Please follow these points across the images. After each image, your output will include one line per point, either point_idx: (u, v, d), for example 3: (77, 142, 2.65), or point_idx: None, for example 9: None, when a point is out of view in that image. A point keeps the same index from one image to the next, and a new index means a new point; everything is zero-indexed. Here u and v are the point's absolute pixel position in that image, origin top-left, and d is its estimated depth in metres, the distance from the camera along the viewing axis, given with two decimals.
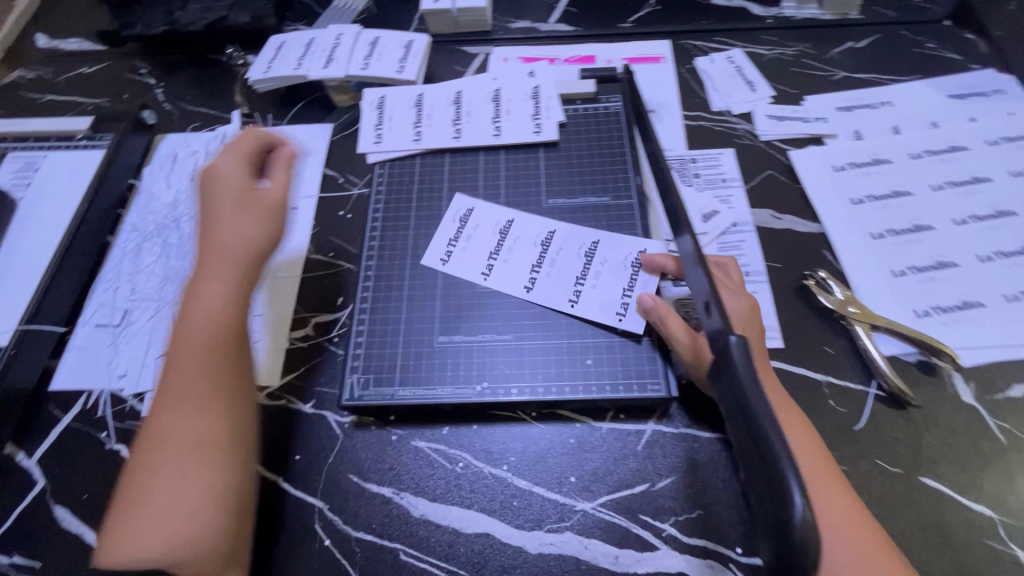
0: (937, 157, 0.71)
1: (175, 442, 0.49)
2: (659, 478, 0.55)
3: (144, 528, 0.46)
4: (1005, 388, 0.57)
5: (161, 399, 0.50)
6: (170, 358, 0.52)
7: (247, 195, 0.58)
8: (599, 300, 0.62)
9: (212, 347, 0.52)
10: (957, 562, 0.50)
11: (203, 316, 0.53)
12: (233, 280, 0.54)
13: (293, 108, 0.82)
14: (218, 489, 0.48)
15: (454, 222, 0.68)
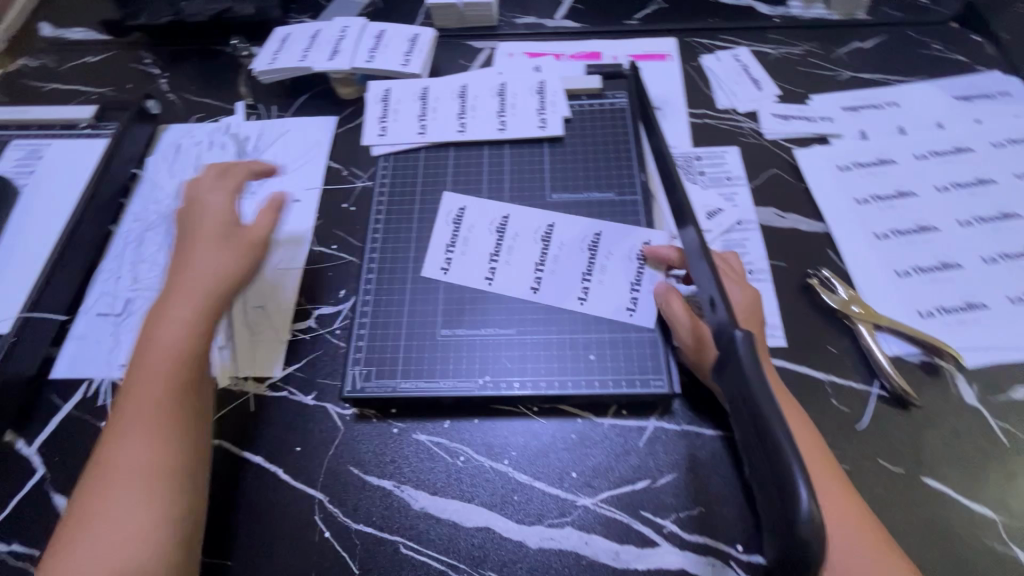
0: (942, 158, 0.71)
1: (131, 465, 0.47)
2: (660, 474, 0.55)
3: (85, 554, 0.44)
4: (1008, 389, 0.57)
5: (123, 420, 0.50)
6: (129, 383, 0.52)
7: (222, 226, 0.61)
8: (610, 296, 0.62)
9: (175, 377, 0.52)
10: (959, 562, 0.50)
11: (153, 337, 0.53)
12: (194, 309, 0.55)
13: (297, 100, 0.82)
14: (161, 525, 0.46)
15: (449, 224, 0.68)
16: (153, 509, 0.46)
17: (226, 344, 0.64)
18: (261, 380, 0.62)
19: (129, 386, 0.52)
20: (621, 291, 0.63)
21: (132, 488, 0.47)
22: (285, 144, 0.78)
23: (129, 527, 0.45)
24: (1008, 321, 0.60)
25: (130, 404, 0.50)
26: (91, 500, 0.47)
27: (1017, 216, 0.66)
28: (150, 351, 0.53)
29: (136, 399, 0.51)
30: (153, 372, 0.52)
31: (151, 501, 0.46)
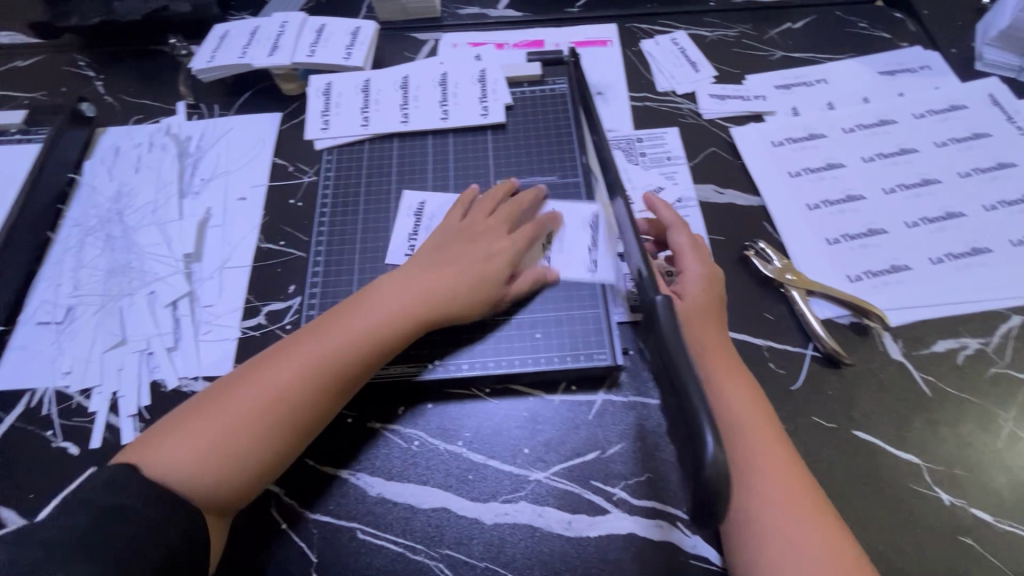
0: (868, 131, 0.74)
1: (261, 399, 0.51)
2: (609, 445, 0.57)
3: (194, 446, 0.49)
4: (931, 344, 0.60)
5: (300, 358, 0.53)
6: (358, 323, 0.56)
7: (493, 273, 0.59)
8: (571, 260, 0.64)
9: (379, 337, 0.55)
10: (887, 506, 0.53)
11: (396, 311, 0.56)
12: (459, 289, 0.58)
13: (240, 98, 0.81)
14: (267, 464, 0.51)
15: (409, 216, 0.68)
16: (268, 450, 0.50)
17: (174, 345, 0.63)
18: (212, 378, 0.61)
19: (334, 326, 0.55)
20: (581, 255, 0.65)
21: (248, 423, 0.50)
22: (229, 142, 0.77)
23: (239, 456, 0.49)
24: (930, 280, 0.64)
25: (330, 349, 0.53)
26: (206, 411, 0.51)
27: (937, 181, 0.70)
28: (386, 326, 0.55)
29: (363, 360, 0.54)
30: (368, 341, 0.54)
31: (266, 444, 0.50)
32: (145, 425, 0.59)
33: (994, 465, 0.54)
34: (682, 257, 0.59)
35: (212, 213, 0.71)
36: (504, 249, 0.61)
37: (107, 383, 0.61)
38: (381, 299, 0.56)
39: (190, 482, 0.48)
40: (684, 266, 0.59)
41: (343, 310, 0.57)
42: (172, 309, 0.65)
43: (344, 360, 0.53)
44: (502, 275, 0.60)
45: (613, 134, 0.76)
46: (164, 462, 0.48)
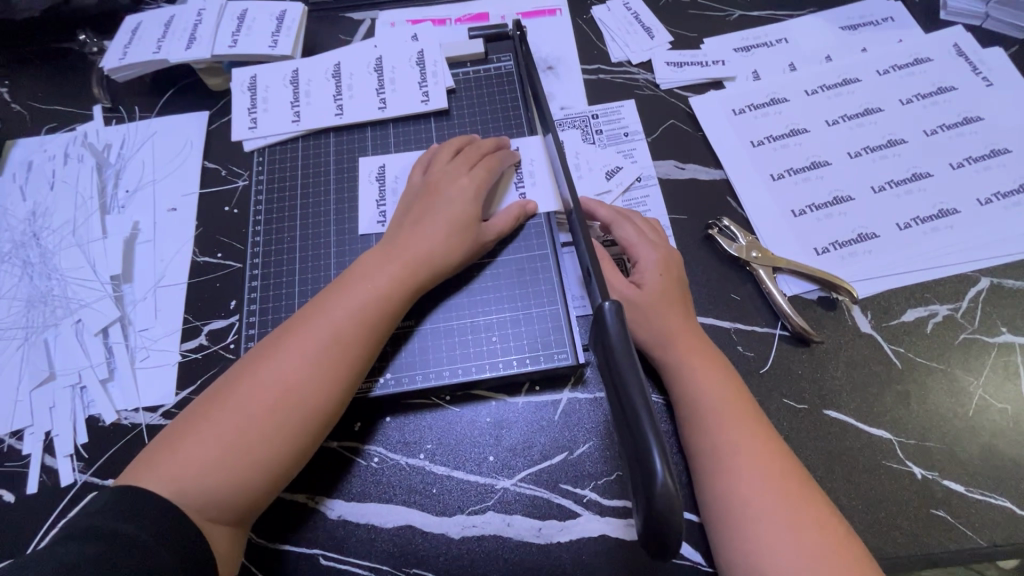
0: (832, 92, 0.71)
1: (266, 396, 0.47)
2: (577, 444, 0.55)
3: (191, 460, 0.44)
4: (900, 314, 0.59)
5: (298, 346, 0.48)
6: (344, 304, 0.51)
7: (463, 215, 0.57)
8: (545, 198, 0.63)
9: (372, 317, 0.51)
10: (861, 486, 0.52)
11: (388, 288, 0.52)
12: (443, 250, 0.55)
13: (162, 97, 0.74)
14: (286, 462, 0.47)
15: (374, 180, 0.65)
16: (283, 448, 0.47)
17: (108, 375, 0.59)
18: (153, 409, 0.57)
19: (324, 312, 0.51)
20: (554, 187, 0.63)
21: (256, 424, 0.46)
22: (153, 147, 0.71)
23: (254, 458, 0.46)
24: (898, 247, 0.61)
25: (327, 335, 0.49)
26: (207, 417, 0.46)
27: (904, 141, 0.67)
28: (380, 304, 0.52)
29: (364, 341, 0.50)
30: (364, 322, 0.51)
31: (280, 442, 0.46)
32: (84, 464, 0.55)
33: (966, 434, 0.53)
34: (635, 247, 0.58)
35: (140, 227, 0.66)
36: (467, 191, 0.58)
37: (39, 423, 0.57)
38: (370, 279, 0.52)
39: (205, 495, 0.44)
40: (637, 256, 0.57)
41: (330, 294, 0.52)
42: (104, 337, 0.61)
43: (343, 345, 0.49)
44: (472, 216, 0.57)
45: (567, 112, 0.72)
46: (170, 478, 0.44)
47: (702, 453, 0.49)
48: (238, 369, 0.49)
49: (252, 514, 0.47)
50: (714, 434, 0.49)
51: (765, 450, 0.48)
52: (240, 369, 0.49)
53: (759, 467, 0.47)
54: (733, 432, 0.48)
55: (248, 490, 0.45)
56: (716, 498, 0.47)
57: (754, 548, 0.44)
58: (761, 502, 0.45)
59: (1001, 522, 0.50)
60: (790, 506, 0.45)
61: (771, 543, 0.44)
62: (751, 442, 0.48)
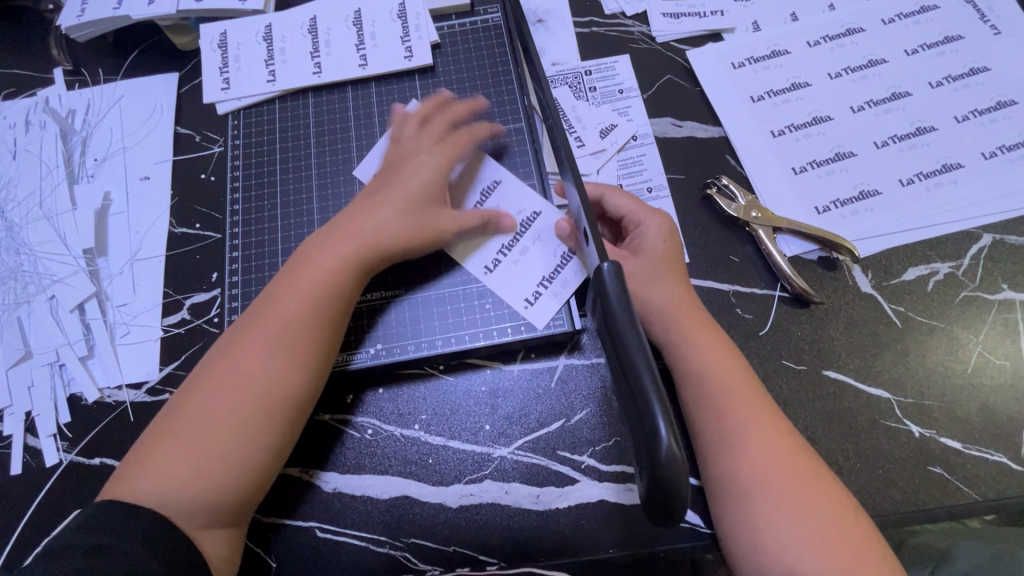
0: (835, 43, 0.67)
1: (225, 398, 0.45)
2: (575, 411, 0.54)
3: (164, 467, 0.43)
4: (901, 273, 0.58)
5: (255, 339, 0.47)
6: (299, 290, 0.49)
7: (420, 195, 0.53)
8: (513, 279, 0.57)
9: (328, 297, 0.49)
10: (859, 445, 0.52)
11: (338, 273, 0.50)
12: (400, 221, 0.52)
13: (126, 57, 0.69)
14: (260, 456, 0.45)
15: (402, 136, 0.61)
16: (254, 441, 0.45)
17: (88, 353, 0.57)
18: (137, 386, 0.55)
19: (272, 307, 0.48)
20: (530, 280, 0.57)
21: (223, 420, 0.45)
22: (121, 112, 0.67)
23: (226, 454, 0.44)
24: (901, 204, 0.60)
25: (279, 328, 0.47)
26: (170, 429, 0.45)
27: (908, 94, 0.64)
28: (330, 290, 0.49)
29: (322, 324, 0.48)
30: (317, 311, 0.48)
31: (248, 434, 0.45)
32: (68, 443, 0.54)
33: (964, 392, 0.53)
34: (636, 214, 0.55)
35: (111, 198, 0.63)
36: (429, 169, 0.54)
37: (19, 403, 0.56)
38: (318, 267, 0.50)
39: (184, 501, 0.43)
40: (639, 221, 0.55)
41: (277, 287, 0.50)
42: (80, 314, 0.58)
43: (296, 335, 0.47)
44: (433, 196, 0.54)
45: (560, 68, 0.68)
46: (143, 491, 0.43)
47: (706, 418, 0.48)
48: (195, 378, 0.47)
49: (243, 510, 0.45)
50: (715, 401, 0.48)
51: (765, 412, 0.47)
52: (196, 378, 0.47)
53: (758, 435, 0.46)
54: (733, 402, 0.47)
55: (227, 490, 0.44)
56: (715, 467, 0.47)
57: (752, 511, 0.45)
58: (760, 465, 0.45)
59: (996, 477, 0.50)
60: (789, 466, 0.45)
61: (767, 505, 0.44)
62: (750, 405, 0.48)
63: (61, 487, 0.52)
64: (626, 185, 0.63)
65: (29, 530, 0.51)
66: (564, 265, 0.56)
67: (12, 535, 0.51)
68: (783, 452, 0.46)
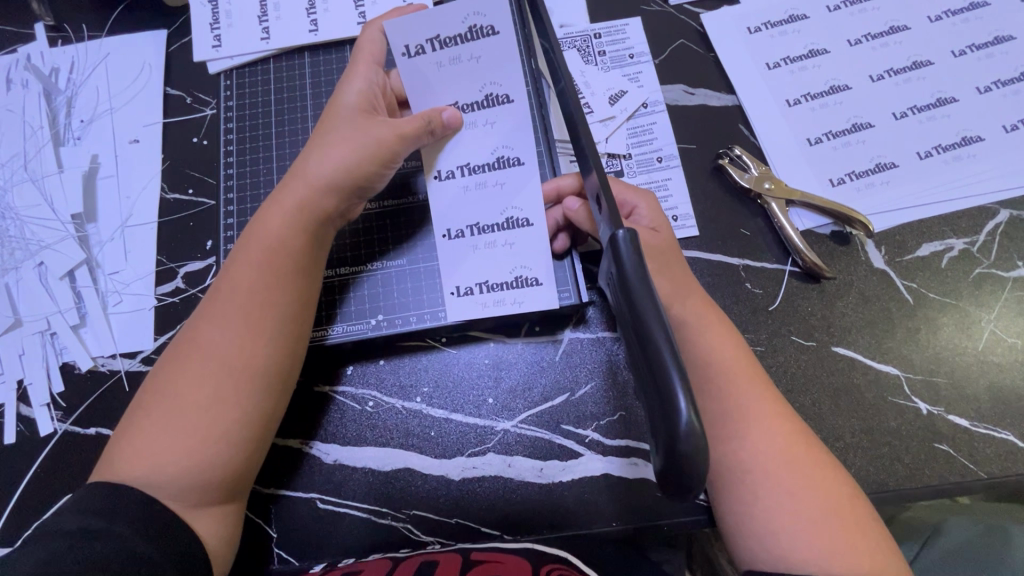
0: (856, 7, 0.64)
1: (193, 373, 0.43)
2: (580, 385, 0.53)
3: (143, 446, 0.42)
4: (915, 249, 0.56)
5: (224, 308, 0.45)
6: (263, 253, 0.47)
7: (355, 125, 0.49)
8: (465, 262, 0.52)
9: (293, 258, 0.47)
10: (866, 422, 0.51)
11: (298, 235, 0.48)
12: (353, 166, 0.48)
13: (113, 13, 0.65)
14: (238, 428, 0.43)
15: (458, 25, 0.46)
16: (232, 414, 0.43)
17: (80, 321, 0.55)
18: (132, 355, 0.54)
19: (232, 279, 0.46)
20: (474, 275, 0.52)
21: (198, 394, 0.43)
22: (107, 72, 0.63)
23: (205, 429, 0.42)
24: (918, 177, 0.58)
25: (240, 297, 0.45)
26: (143, 413, 0.43)
27: (930, 63, 0.62)
28: (288, 253, 0.47)
29: (290, 288, 0.47)
30: (280, 274, 0.46)
31: (226, 407, 0.43)
32: (63, 413, 0.53)
33: (973, 370, 0.52)
34: (624, 194, 0.50)
35: (99, 161, 0.60)
36: (354, 97, 0.50)
37: (10, 372, 0.54)
38: (275, 230, 0.47)
39: (167, 480, 0.41)
40: (630, 205, 0.50)
41: (236, 257, 0.47)
42: (71, 281, 0.56)
43: (258, 303, 0.45)
44: (368, 117, 0.50)
45: (567, 30, 0.65)
46: (124, 472, 0.41)
47: (709, 406, 0.45)
48: (162, 364, 0.45)
49: (234, 485, 0.44)
50: (725, 387, 0.45)
51: (769, 402, 0.45)
52: (164, 363, 0.45)
53: (768, 422, 0.44)
54: (746, 386, 0.45)
55: (209, 466, 0.42)
56: (719, 455, 0.44)
57: (745, 498, 0.43)
58: (757, 452, 0.43)
59: (1002, 454, 0.50)
60: (786, 454, 0.43)
61: (757, 493, 0.43)
62: (753, 391, 0.45)
63: (58, 457, 0.52)
64: (635, 154, 0.60)
65: (26, 498, 0.50)
66: (510, 287, 0.52)
67: (9, 503, 0.50)
68: (794, 438, 0.44)
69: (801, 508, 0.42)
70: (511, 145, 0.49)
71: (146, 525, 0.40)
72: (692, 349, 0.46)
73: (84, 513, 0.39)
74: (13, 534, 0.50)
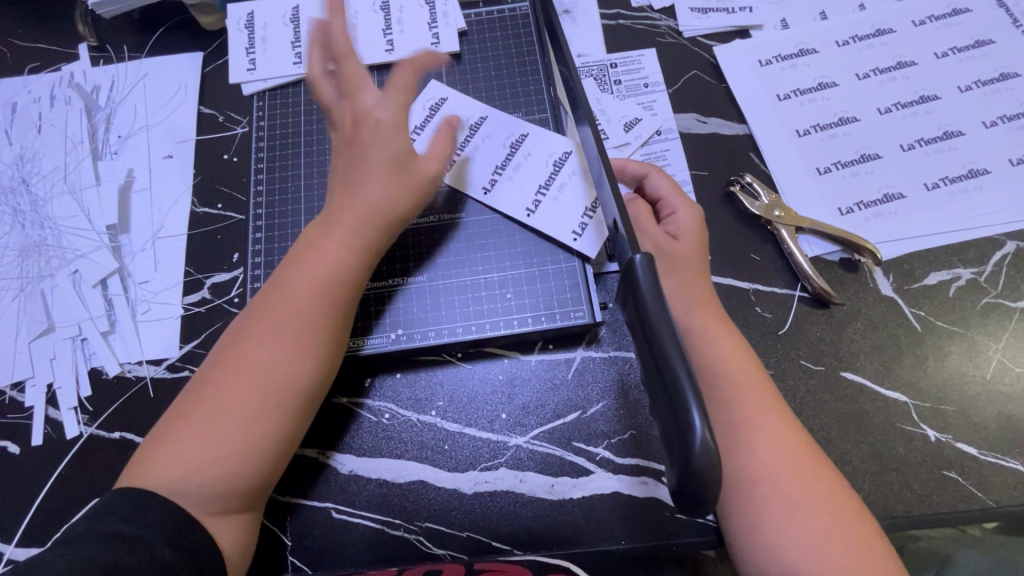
0: (864, 43, 0.67)
1: (236, 383, 0.45)
2: (591, 404, 0.54)
3: (180, 449, 0.43)
4: (923, 278, 0.57)
5: (272, 323, 0.47)
6: (315, 274, 0.48)
7: (395, 155, 0.51)
8: (559, 212, 0.58)
9: (342, 282, 0.49)
10: (874, 446, 0.52)
11: (347, 259, 0.49)
12: (399, 207, 0.52)
13: (152, 36, 0.69)
14: (270, 443, 0.45)
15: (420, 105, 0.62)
16: (267, 429, 0.45)
17: (109, 328, 0.57)
18: (158, 362, 0.56)
19: (277, 295, 0.48)
20: (574, 212, 0.58)
21: (239, 406, 0.44)
22: (145, 90, 0.67)
23: (240, 440, 0.44)
24: (925, 208, 0.59)
25: (284, 313, 0.47)
26: (184, 418, 0.45)
27: (936, 98, 0.64)
28: (335, 274, 0.49)
29: (336, 313, 0.48)
30: (322, 293, 0.48)
31: (262, 423, 0.45)
32: (89, 417, 0.54)
33: (981, 398, 0.53)
34: (670, 198, 0.53)
35: (134, 175, 0.63)
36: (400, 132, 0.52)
37: (40, 375, 0.56)
38: (320, 251, 0.49)
39: (206, 488, 0.43)
40: (673, 207, 0.53)
41: (282, 272, 0.49)
42: (103, 289, 0.59)
43: (305, 322, 0.47)
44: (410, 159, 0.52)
45: (585, 59, 0.68)
46: (158, 471, 0.43)
47: (717, 424, 0.46)
48: (205, 372, 0.47)
49: (257, 494, 0.45)
50: (735, 408, 0.46)
51: (780, 424, 0.46)
52: (209, 366, 0.47)
53: (778, 445, 0.45)
54: (756, 407, 0.46)
55: (239, 476, 0.44)
56: (729, 476, 0.45)
57: (752, 520, 0.44)
58: (767, 474, 0.44)
59: (1010, 484, 0.50)
60: (795, 476, 0.44)
61: (764, 515, 0.43)
62: (765, 413, 0.46)
63: (82, 460, 0.53)
64: None
65: (49, 500, 0.52)
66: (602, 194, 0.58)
67: (33, 504, 0.52)
68: (803, 461, 0.45)
69: (809, 528, 0.42)
70: (510, 132, 0.60)
71: (170, 529, 0.41)
72: (704, 370, 0.47)
73: (112, 513, 0.41)
74: (34, 534, 0.51)
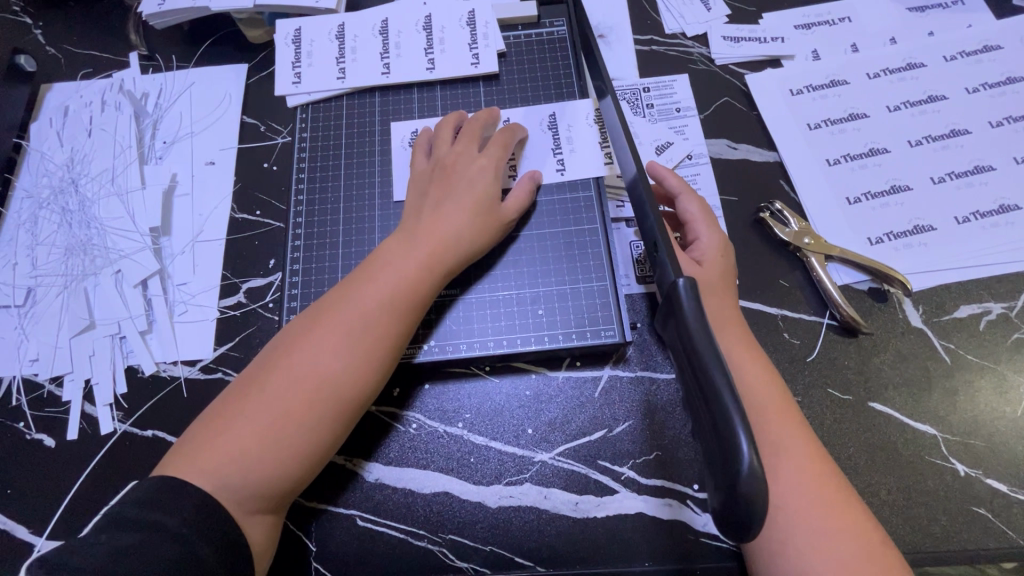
0: (895, 76, 0.68)
1: (293, 384, 0.46)
2: (617, 423, 0.54)
3: (229, 442, 0.44)
4: (952, 310, 0.57)
5: (336, 328, 0.48)
6: (382, 286, 0.50)
7: (481, 195, 0.55)
8: (581, 157, 0.63)
9: (406, 297, 0.50)
10: (902, 479, 0.52)
11: (412, 274, 0.51)
12: (469, 247, 0.54)
13: (200, 48, 0.72)
14: (314, 447, 0.46)
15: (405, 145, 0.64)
16: (316, 434, 0.46)
17: (147, 328, 0.59)
18: (192, 363, 0.57)
19: (347, 298, 0.50)
20: (596, 153, 0.63)
21: (293, 406, 0.45)
22: (191, 99, 0.69)
23: (289, 441, 0.45)
24: (955, 241, 0.60)
25: (350, 319, 0.48)
26: (235, 409, 0.46)
27: (967, 132, 0.64)
28: (400, 288, 0.50)
29: (398, 328, 0.49)
30: (389, 309, 0.49)
31: (311, 427, 0.46)
32: (124, 414, 0.56)
33: (1011, 435, 0.53)
34: (697, 223, 0.55)
35: (178, 180, 0.65)
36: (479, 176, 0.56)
37: (79, 370, 0.58)
38: (398, 269, 0.51)
39: (236, 477, 0.43)
40: (698, 233, 0.55)
41: (359, 277, 0.52)
42: (143, 289, 0.60)
43: (368, 333, 0.48)
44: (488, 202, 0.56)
45: (619, 83, 0.69)
46: (202, 464, 0.44)
47: None
48: (268, 354, 0.49)
49: (286, 497, 0.46)
50: (765, 434, 0.46)
51: (810, 452, 0.46)
52: (266, 362, 0.48)
53: (807, 472, 0.45)
54: (785, 433, 0.46)
55: (279, 477, 0.45)
56: None
57: (778, 549, 0.43)
58: (796, 502, 0.44)
59: None
60: (823, 506, 0.44)
61: (792, 544, 0.43)
62: (793, 440, 0.46)
63: (114, 456, 0.54)
64: None
65: (81, 494, 0.53)
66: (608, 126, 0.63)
67: (65, 498, 0.53)
68: (831, 489, 0.45)
69: (838, 560, 0.42)
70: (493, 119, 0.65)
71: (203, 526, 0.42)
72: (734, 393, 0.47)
73: (148, 506, 0.41)
74: (63, 529, 0.52)
